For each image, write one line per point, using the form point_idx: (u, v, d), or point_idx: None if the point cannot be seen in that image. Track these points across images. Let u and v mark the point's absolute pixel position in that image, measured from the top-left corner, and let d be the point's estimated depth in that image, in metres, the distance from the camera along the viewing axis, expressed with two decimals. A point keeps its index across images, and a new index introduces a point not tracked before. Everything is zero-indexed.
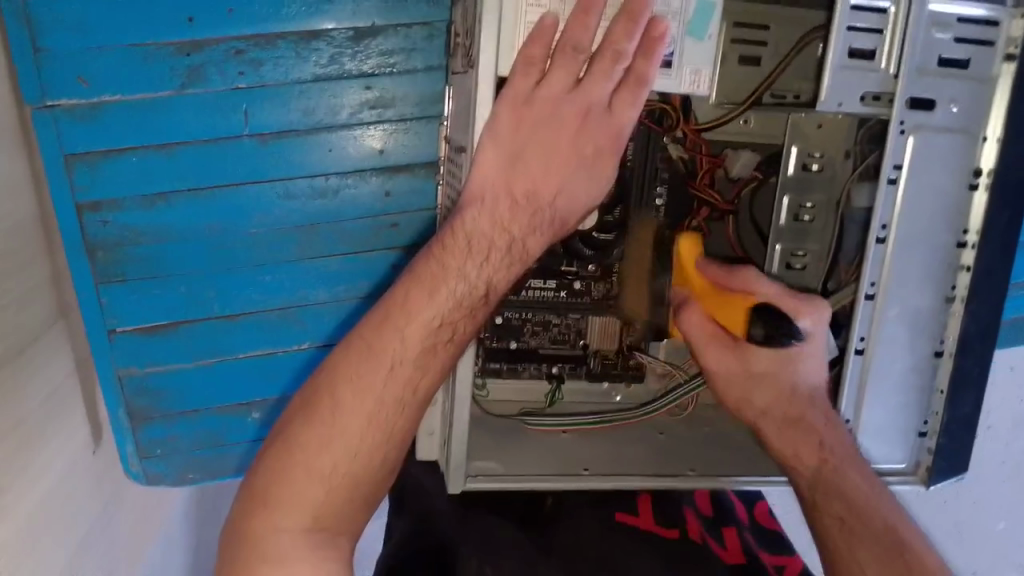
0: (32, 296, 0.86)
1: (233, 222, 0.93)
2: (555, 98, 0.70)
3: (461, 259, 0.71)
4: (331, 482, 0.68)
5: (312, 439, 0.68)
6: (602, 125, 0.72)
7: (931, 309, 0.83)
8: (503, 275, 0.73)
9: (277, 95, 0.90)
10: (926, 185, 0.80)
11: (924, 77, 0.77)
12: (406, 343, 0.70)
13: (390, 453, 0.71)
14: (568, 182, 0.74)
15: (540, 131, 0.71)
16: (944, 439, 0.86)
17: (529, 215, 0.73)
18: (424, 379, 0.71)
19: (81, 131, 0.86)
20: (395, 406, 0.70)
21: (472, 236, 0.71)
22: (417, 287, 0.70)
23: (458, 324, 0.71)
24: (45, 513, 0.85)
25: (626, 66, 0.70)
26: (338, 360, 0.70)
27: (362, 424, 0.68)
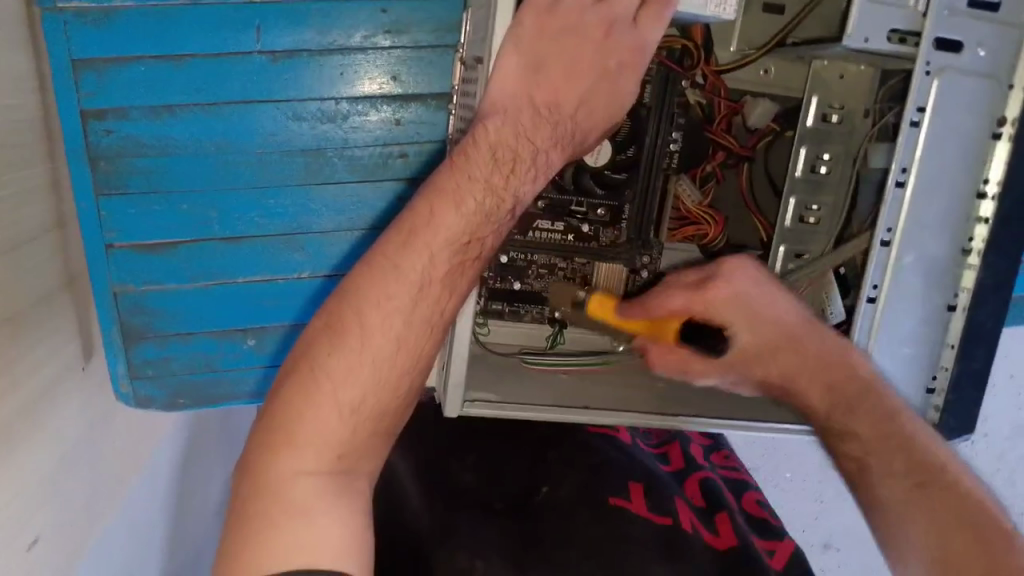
0: (29, 197, 0.84)
1: (241, 140, 0.92)
2: (577, 9, 0.70)
3: (486, 170, 0.68)
4: (359, 417, 0.65)
5: (338, 368, 0.64)
6: (626, 40, 0.72)
7: (947, 259, 0.82)
8: (529, 189, 0.72)
9: (292, 12, 0.88)
10: (951, 131, 0.78)
11: (954, 16, 0.75)
12: (435, 261, 0.66)
13: (416, 378, 0.68)
14: (588, 97, 0.72)
15: (561, 42, 0.70)
16: (952, 396, 0.85)
17: (549, 126, 0.71)
18: (451, 301, 0.68)
19: (90, 35, 0.85)
20: (422, 328, 0.67)
21: (496, 146, 0.69)
22: (443, 200, 0.67)
23: (484, 239, 0.69)
24: (33, 418, 0.83)
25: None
26: (356, 283, 0.65)
27: (391, 348, 0.65)
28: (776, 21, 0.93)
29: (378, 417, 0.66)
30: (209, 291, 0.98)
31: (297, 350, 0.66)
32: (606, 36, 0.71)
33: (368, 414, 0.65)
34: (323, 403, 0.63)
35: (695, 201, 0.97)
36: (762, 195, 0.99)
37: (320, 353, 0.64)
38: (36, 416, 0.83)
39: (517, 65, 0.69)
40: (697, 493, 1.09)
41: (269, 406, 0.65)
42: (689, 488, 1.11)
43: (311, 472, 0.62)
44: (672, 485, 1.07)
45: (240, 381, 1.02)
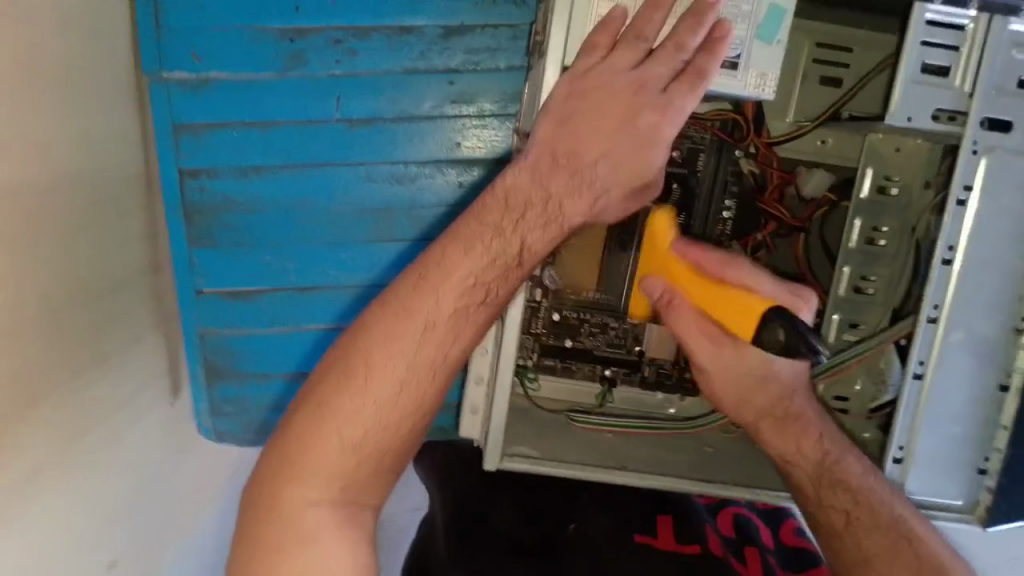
0: (126, 247, 0.95)
1: (318, 198, 1.00)
2: (607, 77, 0.72)
3: (498, 217, 0.74)
4: (358, 447, 0.70)
5: (346, 404, 0.70)
6: (655, 103, 0.73)
7: (998, 339, 0.80)
8: (539, 234, 0.74)
9: (369, 85, 0.97)
10: (1003, 210, 0.78)
11: (1001, 98, 0.76)
12: (440, 306, 0.72)
13: (418, 421, 0.74)
14: (613, 149, 0.74)
15: (590, 108, 0.72)
16: (1005, 479, 0.82)
17: (569, 174, 0.73)
18: (455, 345, 0.73)
19: (191, 103, 0.96)
20: (426, 369, 0.72)
21: (511, 192, 0.74)
22: (454, 247, 0.73)
23: (492, 286, 0.74)
24: (116, 442, 0.91)
25: (691, 66, 0.73)
26: (370, 322, 0.72)
27: (396, 387, 0.71)
28: (832, 93, 0.97)
29: (381, 453, 0.72)
30: (280, 335, 1.04)
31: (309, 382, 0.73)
32: (634, 100, 0.73)
33: (374, 447, 0.71)
34: (327, 435, 0.70)
35: None
36: (819, 264, 0.99)
37: (326, 385, 0.70)
38: (122, 445, 0.92)
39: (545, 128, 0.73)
40: (727, 524, 1.09)
41: (282, 433, 0.72)
42: (720, 518, 1.10)
43: (313, 495, 0.69)
44: (702, 518, 1.08)
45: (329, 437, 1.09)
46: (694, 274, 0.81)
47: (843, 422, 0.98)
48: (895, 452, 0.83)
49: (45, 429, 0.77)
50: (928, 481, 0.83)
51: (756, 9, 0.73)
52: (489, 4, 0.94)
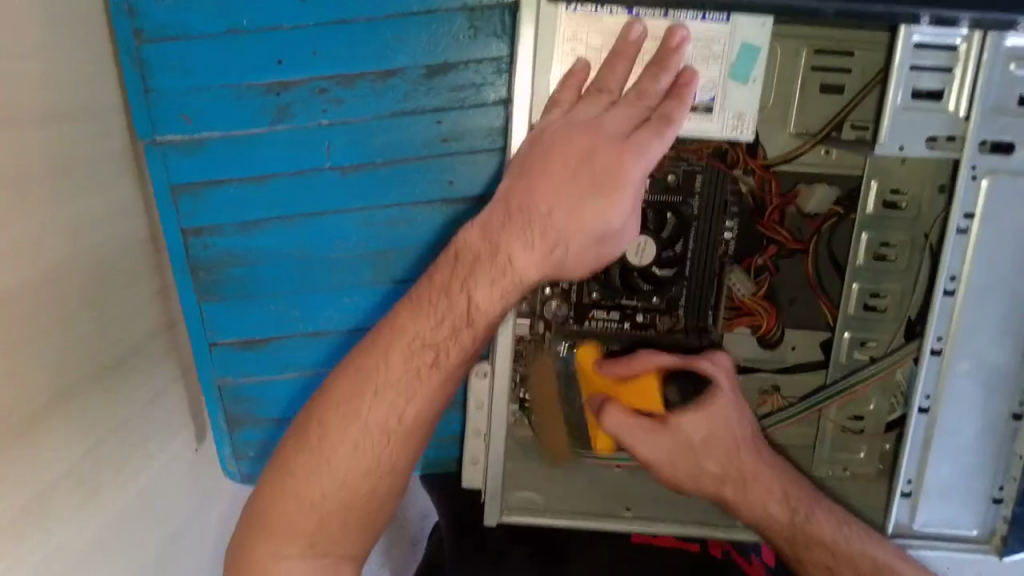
0: (137, 312, 0.97)
1: (318, 246, 1.01)
2: (565, 134, 0.68)
3: (449, 273, 0.70)
4: (318, 508, 0.71)
5: (302, 465, 0.71)
6: (612, 144, 0.67)
7: (1009, 368, 0.77)
8: (486, 292, 0.69)
9: (357, 132, 0.96)
10: (1006, 235, 0.74)
11: (1001, 117, 0.71)
12: (390, 368, 0.70)
13: (380, 481, 0.72)
14: (562, 198, 0.68)
15: (543, 161, 0.68)
16: (1021, 508, 0.79)
17: (520, 229, 0.68)
18: (410, 406, 0.71)
19: (186, 164, 0.97)
20: (379, 432, 0.71)
21: (461, 248, 0.70)
22: (407, 308, 0.71)
23: (441, 347, 0.71)
24: (145, 499, 0.95)
25: (657, 112, 0.69)
26: (332, 386, 0.72)
27: (349, 451, 0.70)
28: (835, 101, 0.90)
29: (343, 513, 0.71)
30: (292, 379, 1.07)
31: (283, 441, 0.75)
32: (588, 147, 0.68)
33: (334, 505, 0.71)
34: (288, 496, 0.71)
35: (748, 292, 0.96)
36: (829, 278, 0.96)
37: (290, 448, 0.72)
38: (152, 503, 0.96)
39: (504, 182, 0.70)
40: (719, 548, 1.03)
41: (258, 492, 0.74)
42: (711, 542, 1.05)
43: (284, 551, 0.71)
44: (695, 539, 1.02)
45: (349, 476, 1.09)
46: (625, 386, 0.90)
47: (860, 440, 0.96)
48: (904, 486, 0.81)
49: (68, 508, 0.81)
50: (939, 513, 0.81)
51: (729, 47, 0.70)
52: (469, 40, 0.93)
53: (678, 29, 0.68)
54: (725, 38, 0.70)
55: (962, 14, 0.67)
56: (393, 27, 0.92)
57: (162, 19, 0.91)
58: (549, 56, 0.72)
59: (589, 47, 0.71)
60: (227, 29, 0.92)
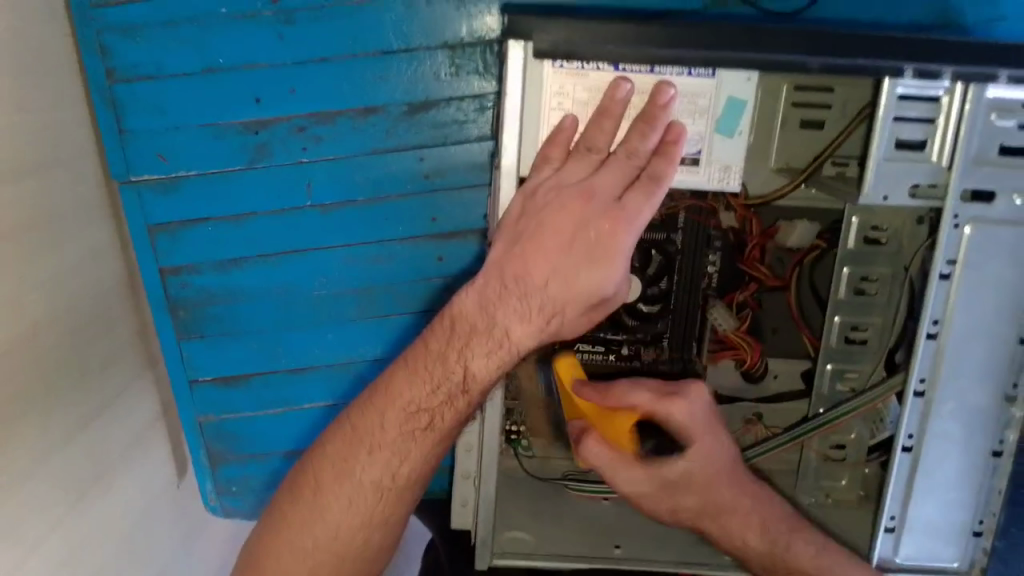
0: (118, 356, 0.96)
1: (300, 284, 1.00)
2: (558, 198, 0.71)
3: (445, 341, 0.75)
4: (311, 559, 0.76)
5: (298, 518, 0.77)
6: (603, 212, 0.70)
7: (989, 407, 0.78)
8: (482, 361, 0.74)
9: (338, 169, 0.96)
10: (987, 280, 0.75)
11: (982, 167, 0.72)
12: (385, 429, 0.76)
13: (373, 535, 0.78)
14: (560, 268, 0.72)
15: (538, 227, 0.72)
16: (1002, 541, 0.81)
17: (516, 298, 0.73)
18: (403, 465, 0.77)
19: (162, 203, 0.96)
20: (372, 489, 0.77)
21: (458, 318, 0.74)
22: (403, 371, 0.76)
23: (437, 412, 0.76)
24: (131, 545, 0.94)
25: (646, 170, 0.71)
26: (329, 443, 0.78)
27: (343, 506, 0.76)
28: (816, 137, 0.88)
29: (335, 563, 0.77)
30: (277, 416, 1.08)
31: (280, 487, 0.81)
32: (581, 214, 0.71)
33: (326, 558, 0.76)
34: (283, 547, 0.77)
35: (731, 328, 0.97)
36: (810, 311, 0.97)
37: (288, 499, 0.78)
38: (139, 546, 0.95)
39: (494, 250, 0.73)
40: None
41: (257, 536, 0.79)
42: None
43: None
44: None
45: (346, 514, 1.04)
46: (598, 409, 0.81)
47: (842, 468, 0.97)
48: (888, 521, 0.82)
49: (53, 566, 0.79)
50: (923, 549, 0.82)
51: (714, 102, 0.71)
52: (451, 77, 0.92)
53: (666, 88, 0.68)
54: (710, 92, 0.70)
55: (943, 68, 0.68)
56: (372, 64, 0.91)
57: (135, 58, 0.89)
58: (536, 110, 0.72)
59: (576, 101, 0.71)
60: (203, 68, 0.90)
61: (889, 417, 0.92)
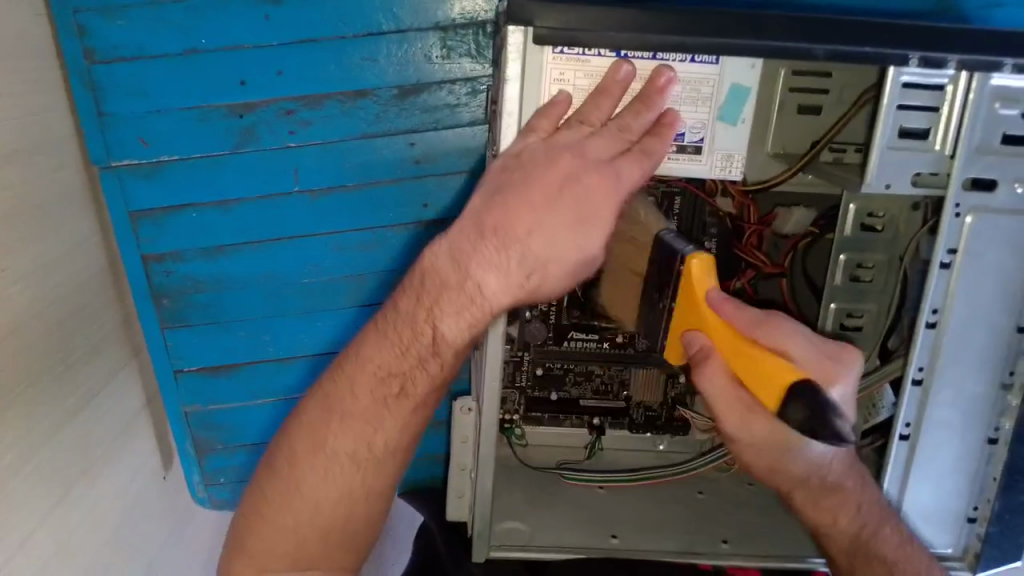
0: (102, 347, 0.93)
1: (287, 273, 0.99)
2: (545, 156, 0.65)
3: (413, 304, 0.69)
4: (297, 534, 0.71)
5: (276, 494, 0.71)
6: (596, 170, 0.66)
7: (985, 396, 0.79)
8: (453, 321, 0.67)
9: (326, 153, 0.93)
10: (987, 270, 0.75)
11: (985, 156, 0.72)
12: (357, 395, 0.70)
13: (355, 508, 0.72)
14: (545, 220, 0.65)
15: (521, 177, 0.65)
16: (995, 527, 0.82)
17: (493, 248, 0.65)
18: (379, 433, 0.71)
19: (144, 188, 0.93)
20: (349, 459, 0.71)
21: (429, 272, 0.68)
22: (373, 337, 0.71)
23: (407, 377, 0.70)
24: (117, 540, 0.91)
25: (635, 141, 0.69)
26: (302, 413, 0.73)
27: (320, 478, 0.71)
28: (814, 123, 0.88)
29: (319, 536, 0.71)
30: (267, 406, 1.06)
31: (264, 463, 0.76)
32: (566, 169, 0.65)
33: (308, 532, 0.71)
34: (264, 522, 0.72)
35: None
36: (803, 295, 0.97)
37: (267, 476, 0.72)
38: (125, 543, 0.93)
39: (475, 202, 0.67)
40: None
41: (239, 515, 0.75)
42: None
43: (264, 566, 0.72)
44: None
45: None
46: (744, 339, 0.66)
47: None
48: None
49: (40, 567, 0.77)
50: (919, 535, 0.83)
51: (717, 91, 0.69)
52: (442, 60, 0.90)
53: (665, 71, 0.66)
54: (714, 79, 0.69)
55: (948, 55, 0.67)
56: (360, 46, 0.89)
57: (115, 41, 0.86)
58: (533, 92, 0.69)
59: (576, 88, 0.68)
60: (185, 50, 0.87)
61: (883, 402, 0.91)
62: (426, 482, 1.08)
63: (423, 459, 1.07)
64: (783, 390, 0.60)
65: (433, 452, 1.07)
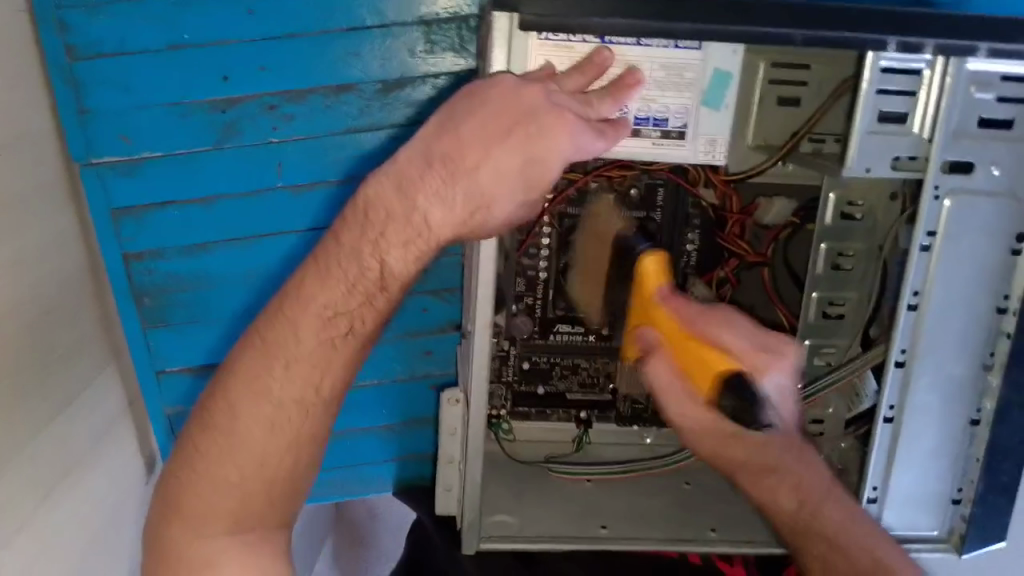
0: (83, 346, 0.91)
1: (269, 268, 0.98)
2: (511, 89, 0.63)
3: (356, 235, 0.66)
4: (243, 488, 0.66)
5: (214, 449, 0.66)
6: (556, 120, 0.64)
7: (966, 377, 0.80)
8: (399, 254, 0.66)
9: (308, 147, 0.93)
10: (964, 251, 0.76)
11: (962, 140, 0.73)
12: (301, 339, 0.66)
13: (303, 454, 0.68)
14: (494, 151, 0.64)
15: (478, 103, 0.64)
16: (979, 508, 0.83)
17: (441, 179, 0.64)
18: (326, 376, 0.67)
19: (124, 185, 0.92)
20: (298, 404, 0.67)
21: (372, 205, 0.66)
22: (314, 277, 0.66)
23: (355, 316, 0.67)
24: (99, 544, 0.90)
25: (596, 116, 0.67)
26: (237, 363, 0.67)
27: (264, 430, 0.66)
28: (793, 114, 0.88)
29: (267, 490, 0.67)
30: None
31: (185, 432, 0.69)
32: (528, 105, 0.63)
33: (255, 489, 0.67)
34: (200, 480, 0.66)
35: None
36: (785, 287, 0.98)
37: (198, 428, 0.66)
38: (110, 541, 0.92)
39: (424, 131, 0.66)
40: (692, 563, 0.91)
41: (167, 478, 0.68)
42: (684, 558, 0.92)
43: (201, 531, 0.66)
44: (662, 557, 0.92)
45: (341, 484, 1.06)
46: (683, 334, 0.75)
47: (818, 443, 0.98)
48: (871, 492, 0.83)
49: (23, 568, 0.75)
50: (905, 518, 0.84)
51: (701, 75, 0.71)
52: (425, 54, 0.91)
53: (636, 76, 0.68)
54: (697, 64, 0.70)
55: (925, 40, 0.68)
56: (342, 41, 0.89)
57: (94, 35, 0.85)
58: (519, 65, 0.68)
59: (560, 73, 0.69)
60: (166, 45, 0.87)
61: (866, 391, 0.93)
62: (417, 481, 1.06)
63: (414, 458, 1.05)
64: (713, 377, 0.74)
65: (422, 452, 1.05)
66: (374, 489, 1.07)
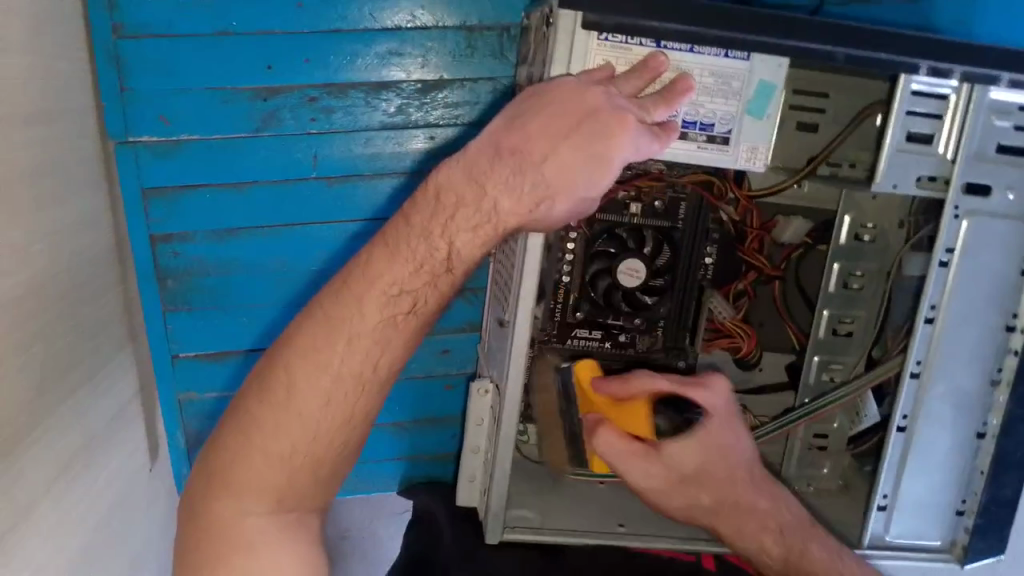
0: (105, 323, 0.90)
1: (297, 258, 1.00)
2: (573, 91, 0.66)
3: (427, 216, 0.65)
4: (293, 464, 0.63)
5: (268, 419, 0.62)
6: (614, 114, 0.66)
7: (977, 391, 0.84)
8: (468, 237, 0.66)
9: (343, 140, 0.95)
10: (980, 271, 0.81)
11: (983, 163, 0.78)
12: (366, 314, 0.64)
13: (355, 432, 0.66)
14: (560, 147, 0.65)
15: (544, 101, 0.66)
16: (982, 520, 0.86)
17: (511, 170, 0.65)
18: (384, 355, 0.65)
19: (158, 166, 0.92)
20: (353, 380, 0.64)
21: (443, 190, 0.66)
22: (381, 251, 0.65)
23: (420, 294, 0.65)
24: (107, 526, 0.87)
25: (651, 120, 0.70)
26: (296, 337, 0.64)
27: (321, 404, 0.63)
28: (811, 139, 0.92)
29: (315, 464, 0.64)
30: None
31: (236, 405, 0.65)
32: (592, 105, 0.66)
33: (304, 463, 0.63)
34: (251, 453, 0.63)
35: (728, 316, 1.00)
36: (795, 305, 1.02)
37: (252, 402, 0.63)
38: (116, 525, 0.90)
39: (494, 125, 0.67)
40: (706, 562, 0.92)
41: (208, 448, 0.65)
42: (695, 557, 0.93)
43: (246, 503, 0.63)
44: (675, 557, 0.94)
45: (352, 480, 1.08)
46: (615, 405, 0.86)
47: (824, 457, 1.01)
48: (880, 500, 0.86)
49: (42, 536, 0.73)
50: (910, 528, 0.87)
51: (746, 85, 0.74)
52: (465, 58, 0.94)
53: (687, 79, 0.70)
54: (743, 75, 0.74)
55: (955, 67, 0.73)
56: (386, 39, 0.91)
57: (145, 15, 0.87)
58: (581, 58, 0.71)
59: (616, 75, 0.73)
60: (214, 30, 0.88)
61: (867, 411, 0.95)
62: (422, 479, 1.11)
63: (424, 458, 1.10)
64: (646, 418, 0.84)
65: (438, 451, 1.09)
66: (380, 488, 1.10)
